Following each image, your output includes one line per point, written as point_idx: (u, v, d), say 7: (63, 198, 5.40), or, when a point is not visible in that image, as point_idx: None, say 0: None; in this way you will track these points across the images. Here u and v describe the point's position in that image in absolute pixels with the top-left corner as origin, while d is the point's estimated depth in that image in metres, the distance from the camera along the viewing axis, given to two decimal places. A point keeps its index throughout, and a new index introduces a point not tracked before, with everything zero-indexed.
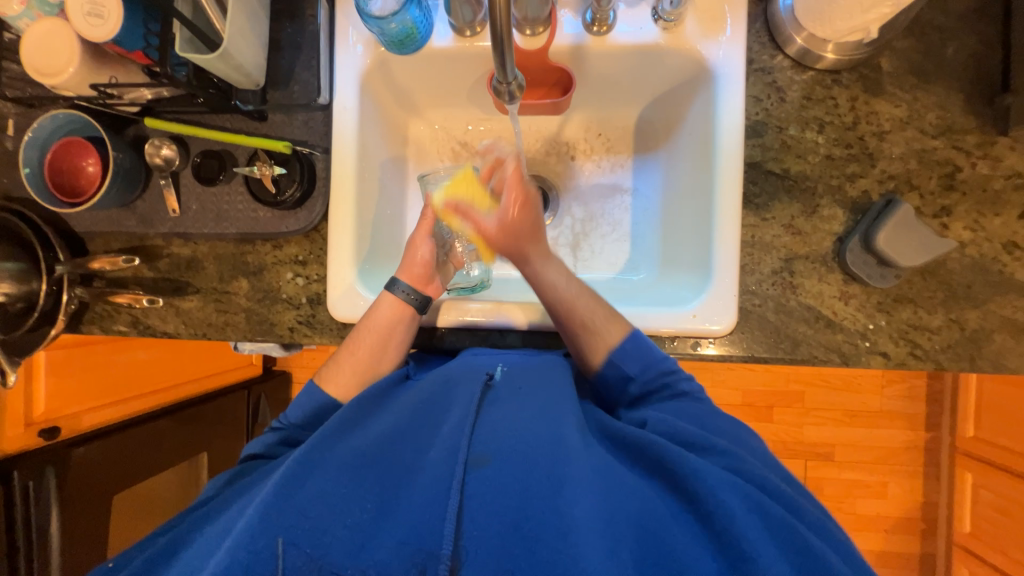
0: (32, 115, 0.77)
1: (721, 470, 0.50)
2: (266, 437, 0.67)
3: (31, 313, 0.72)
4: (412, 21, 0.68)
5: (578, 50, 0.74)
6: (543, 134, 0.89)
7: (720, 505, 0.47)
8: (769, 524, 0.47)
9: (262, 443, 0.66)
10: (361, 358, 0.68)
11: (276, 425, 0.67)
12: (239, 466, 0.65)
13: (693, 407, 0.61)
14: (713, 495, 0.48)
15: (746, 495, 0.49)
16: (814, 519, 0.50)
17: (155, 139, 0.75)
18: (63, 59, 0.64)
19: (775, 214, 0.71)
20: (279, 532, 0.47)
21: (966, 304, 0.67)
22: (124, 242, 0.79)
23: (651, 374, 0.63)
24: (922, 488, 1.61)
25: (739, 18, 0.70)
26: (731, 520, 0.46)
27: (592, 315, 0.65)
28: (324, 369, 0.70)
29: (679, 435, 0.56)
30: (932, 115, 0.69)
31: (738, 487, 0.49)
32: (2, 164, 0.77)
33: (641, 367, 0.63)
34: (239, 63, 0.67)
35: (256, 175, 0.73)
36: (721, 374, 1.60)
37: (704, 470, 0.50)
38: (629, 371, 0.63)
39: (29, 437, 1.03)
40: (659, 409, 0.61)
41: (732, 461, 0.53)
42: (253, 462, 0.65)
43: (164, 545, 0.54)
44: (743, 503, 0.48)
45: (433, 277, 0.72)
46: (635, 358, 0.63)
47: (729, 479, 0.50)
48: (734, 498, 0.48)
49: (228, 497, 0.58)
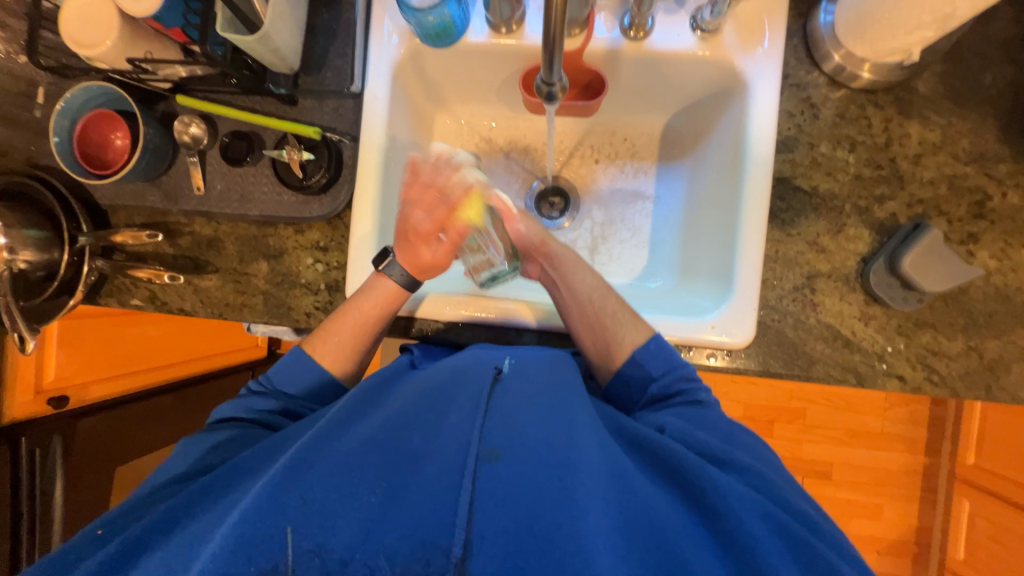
0: (64, 85, 0.77)
1: (742, 488, 0.51)
2: (251, 401, 0.67)
3: (51, 281, 0.73)
4: (450, 15, 0.68)
5: (614, 54, 0.74)
6: (568, 135, 0.89)
7: (738, 522, 0.48)
8: (784, 539, 0.48)
9: (247, 408, 0.66)
10: (353, 340, 0.70)
11: (259, 390, 0.68)
12: (229, 430, 0.64)
13: (707, 414, 0.61)
14: (734, 516, 0.48)
15: (766, 516, 0.49)
16: (829, 539, 0.51)
17: (185, 116, 0.75)
18: (101, 31, 0.65)
19: (800, 230, 0.70)
20: (288, 519, 0.46)
21: (987, 332, 0.67)
22: (146, 217, 0.79)
23: (672, 378, 0.64)
24: (917, 513, 1.61)
25: (778, 31, 0.70)
26: (750, 538, 0.47)
27: (618, 310, 0.68)
28: (311, 341, 0.70)
29: (691, 443, 0.56)
30: (965, 141, 0.69)
31: (758, 505, 0.50)
32: (29, 132, 0.77)
33: (663, 369, 0.64)
34: (277, 47, 0.68)
35: (284, 158, 0.73)
36: (725, 387, 1.59)
37: (725, 487, 0.50)
38: (651, 370, 0.64)
39: (38, 404, 1.04)
40: (675, 415, 0.61)
41: (746, 475, 0.54)
42: (231, 425, 0.64)
43: (158, 516, 0.52)
44: (762, 523, 0.49)
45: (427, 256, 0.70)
46: (656, 356, 0.64)
47: (746, 496, 0.50)
48: (753, 516, 0.49)
49: (226, 471, 0.56)
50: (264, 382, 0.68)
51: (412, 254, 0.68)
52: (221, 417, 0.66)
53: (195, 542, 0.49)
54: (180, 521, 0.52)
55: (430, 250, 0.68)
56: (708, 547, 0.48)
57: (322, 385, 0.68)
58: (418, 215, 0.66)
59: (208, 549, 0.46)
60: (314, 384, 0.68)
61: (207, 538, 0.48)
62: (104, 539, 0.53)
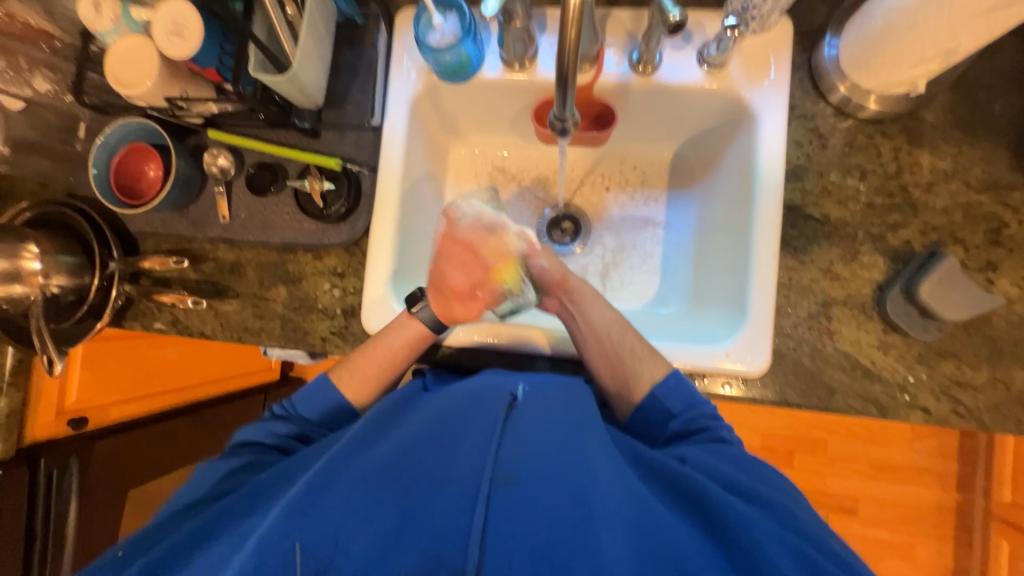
0: (105, 121, 0.82)
1: (768, 522, 0.50)
2: (273, 425, 0.67)
3: (80, 305, 0.76)
4: (467, 54, 0.71)
5: (623, 88, 0.76)
6: (579, 164, 0.92)
7: (767, 559, 0.47)
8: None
9: (270, 434, 0.66)
10: (367, 366, 0.71)
11: (280, 415, 0.69)
12: (250, 453, 0.64)
13: (732, 451, 0.60)
14: (762, 552, 0.47)
15: (795, 552, 0.48)
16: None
17: (214, 148, 0.79)
18: (141, 72, 0.69)
19: (812, 257, 0.70)
20: (298, 534, 0.47)
21: (1013, 362, 0.65)
22: (173, 244, 0.82)
23: (694, 414, 0.63)
24: (952, 553, 1.52)
25: (784, 65, 0.72)
26: (776, 574, 0.46)
27: (638, 344, 0.68)
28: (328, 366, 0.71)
29: (714, 475, 0.55)
30: (977, 169, 0.69)
31: (786, 542, 0.49)
32: (70, 164, 0.82)
33: (683, 405, 0.64)
34: (303, 85, 0.72)
35: (306, 189, 0.76)
36: (742, 415, 1.55)
37: (752, 522, 0.49)
38: (671, 407, 0.64)
39: (59, 425, 1.07)
40: (699, 448, 0.59)
41: (774, 510, 0.53)
42: (253, 449, 0.65)
43: (181, 538, 0.52)
44: (791, 560, 0.47)
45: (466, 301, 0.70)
46: (677, 391, 0.64)
47: (774, 532, 0.49)
48: (782, 554, 0.48)
49: (246, 492, 0.56)
50: (287, 407, 0.69)
51: (446, 309, 0.70)
52: (242, 440, 0.66)
53: (215, 563, 0.49)
54: (201, 543, 0.52)
55: (464, 307, 0.70)
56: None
57: (339, 411, 0.69)
58: (456, 277, 0.70)
59: (230, 566, 0.47)
60: (327, 408, 0.68)
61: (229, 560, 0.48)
62: (127, 558, 0.53)
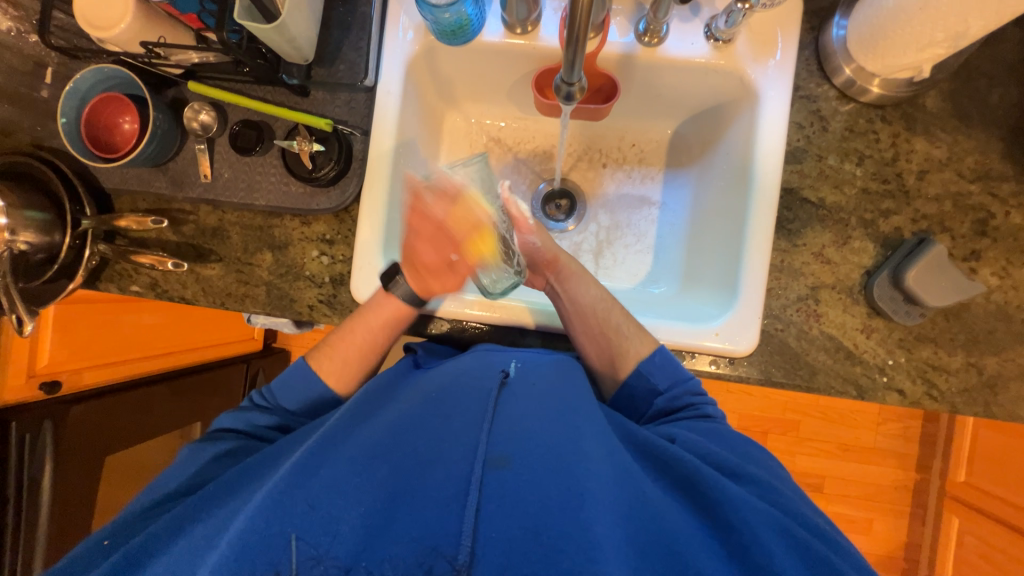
0: (73, 66, 0.76)
1: (758, 501, 0.51)
2: (252, 415, 0.67)
3: (50, 264, 0.72)
4: (467, 13, 0.68)
5: (627, 59, 0.74)
6: (578, 138, 0.90)
7: (752, 536, 0.48)
8: (797, 552, 0.48)
9: (249, 422, 0.66)
10: (356, 351, 0.70)
11: (261, 404, 0.68)
12: (230, 440, 0.64)
13: (716, 428, 0.61)
14: (749, 529, 0.48)
15: (783, 532, 0.49)
16: (843, 551, 0.50)
17: (195, 103, 0.75)
18: (116, 15, 0.65)
19: (806, 241, 0.71)
20: (291, 526, 0.46)
21: (987, 349, 0.68)
22: (151, 203, 0.78)
23: (678, 390, 0.64)
24: (906, 529, 1.61)
25: (789, 43, 0.71)
26: (767, 556, 0.47)
27: (623, 322, 0.68)
28: (317, 357, 0.70)
29: (700, 454, 0.56)
30: (970, 159, 0.70)
31: (776, 522, 0.49)
32: (36, 113, 0.76)
33: (669, 382, 0.64)
34: (292, 37, 0.67)
35: (294, 150, 0.73)
36: (720, 396, 1.60)
37: (740, 500, 0.50)
38: (657, 384, 0.65)
39: (30, 388, 1.02)
40: (684, 427, 0.61)
41: (760, 488, 0.54)
42: (233, 436, 0.65)
43: (172, 516, 0.53)
44: (777, 537, 0.48)
45: (447, 274, 0.68)
46: (662, 369, 0.65)
47: (762, 510, 0.50)
48: (768, 531, 0.48)
49: (235, 476, 0.56)
50: (267, 396, 0.69)
51: (423, 285, 0.68)
52: (224, 429, 0.66)
53: (206, 546, 0.48)
54: (183, 527, 0.52)
55: (442, 282, 0.68)
56: (723, 563, 0.47)
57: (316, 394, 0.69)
58: (424, 246, 0.67)
59: (215, 551, 0.46)
60: (303, 391, 0.68)
61: (214, 544, 0.48)
62: None
